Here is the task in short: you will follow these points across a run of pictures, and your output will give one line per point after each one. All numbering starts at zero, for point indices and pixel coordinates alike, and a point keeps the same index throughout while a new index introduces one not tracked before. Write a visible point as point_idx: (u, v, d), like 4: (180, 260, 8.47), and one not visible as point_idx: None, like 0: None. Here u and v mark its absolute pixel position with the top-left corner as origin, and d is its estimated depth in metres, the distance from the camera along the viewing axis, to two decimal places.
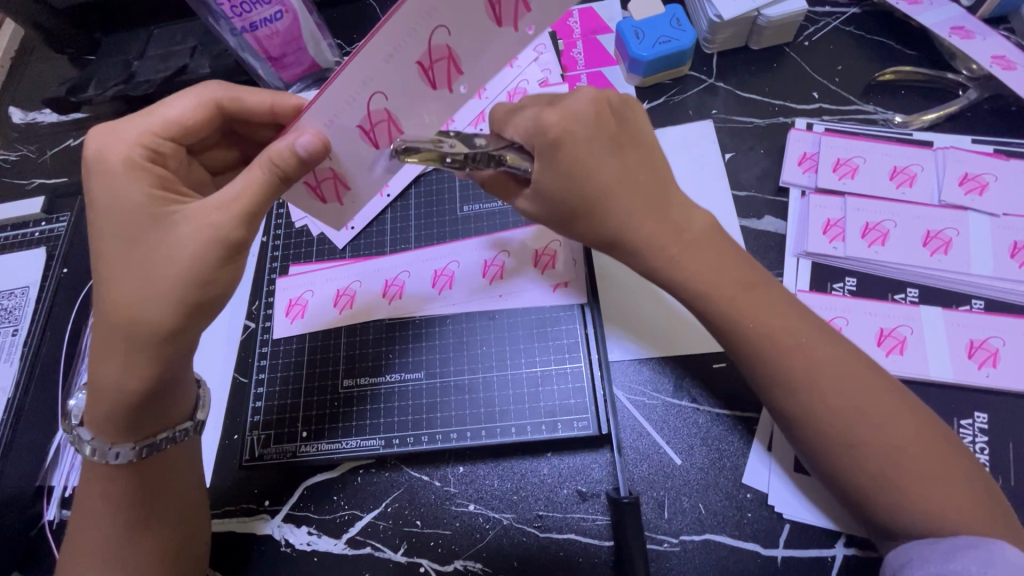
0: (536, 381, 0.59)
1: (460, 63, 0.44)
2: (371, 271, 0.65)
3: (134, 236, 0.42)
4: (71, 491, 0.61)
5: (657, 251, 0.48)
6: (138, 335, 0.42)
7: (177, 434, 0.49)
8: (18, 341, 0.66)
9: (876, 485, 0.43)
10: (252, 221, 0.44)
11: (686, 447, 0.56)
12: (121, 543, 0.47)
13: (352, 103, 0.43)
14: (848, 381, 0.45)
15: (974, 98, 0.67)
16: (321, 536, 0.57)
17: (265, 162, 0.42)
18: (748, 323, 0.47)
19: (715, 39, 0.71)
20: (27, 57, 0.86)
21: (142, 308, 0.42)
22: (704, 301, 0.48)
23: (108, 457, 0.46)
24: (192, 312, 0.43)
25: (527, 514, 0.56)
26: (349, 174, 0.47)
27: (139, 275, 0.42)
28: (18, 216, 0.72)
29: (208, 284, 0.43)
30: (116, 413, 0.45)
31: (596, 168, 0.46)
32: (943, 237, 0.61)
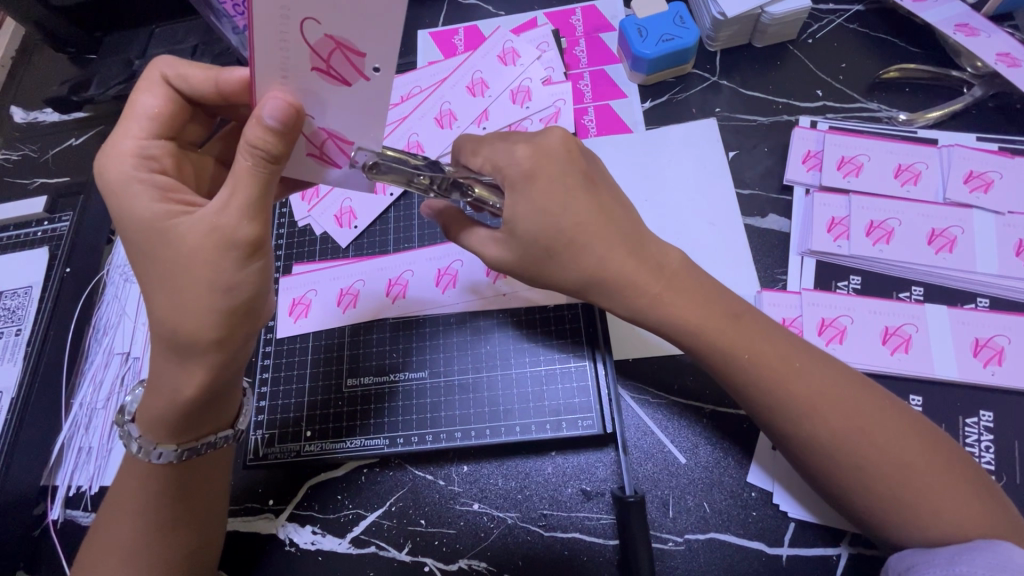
0: (540, 380, 0.59)
1: (354, 44, 0.37)
2: (376, 271, 0.65)
3: (153, 256, 0.43)
4: (76, 491, 0.62)
5: (638, 290, 0.48)
6: (183, 347, 0.43)
7: (221, 439, 0.49)
8: (22, 341, 0.65)
9: (879, 500, 0.43)
10: (260, 214, 0.42)
11: (690, 446, 0.56)
12: (142, 544, 0.47)
13: (292, 53, 0.38)
14: (843, 401, 0.45)
15: (979, 95, 0.67)
16: (325, 535, 0.57)
17: (245, 147, 0.41)
18: (743, 356, 0.46)
19: (719, 37, 0.71)
20: (29, 56, 0.86)
21: (176, 321, 0.42)
22: (699, 338, 0.47)
23: (152, 456, 0.46)
24: (230, 315, 0.43)
25: (532, 513, 0.56)
26: (343, 129, 0.43)
27: (167, 291, 0.42)
28: (20, 216, 0.72)
29: (233, 287, 0.42)
30: (164, 416, 0.45)
31: (569, 208, 0.47)
32: (948, 235, 0.60)
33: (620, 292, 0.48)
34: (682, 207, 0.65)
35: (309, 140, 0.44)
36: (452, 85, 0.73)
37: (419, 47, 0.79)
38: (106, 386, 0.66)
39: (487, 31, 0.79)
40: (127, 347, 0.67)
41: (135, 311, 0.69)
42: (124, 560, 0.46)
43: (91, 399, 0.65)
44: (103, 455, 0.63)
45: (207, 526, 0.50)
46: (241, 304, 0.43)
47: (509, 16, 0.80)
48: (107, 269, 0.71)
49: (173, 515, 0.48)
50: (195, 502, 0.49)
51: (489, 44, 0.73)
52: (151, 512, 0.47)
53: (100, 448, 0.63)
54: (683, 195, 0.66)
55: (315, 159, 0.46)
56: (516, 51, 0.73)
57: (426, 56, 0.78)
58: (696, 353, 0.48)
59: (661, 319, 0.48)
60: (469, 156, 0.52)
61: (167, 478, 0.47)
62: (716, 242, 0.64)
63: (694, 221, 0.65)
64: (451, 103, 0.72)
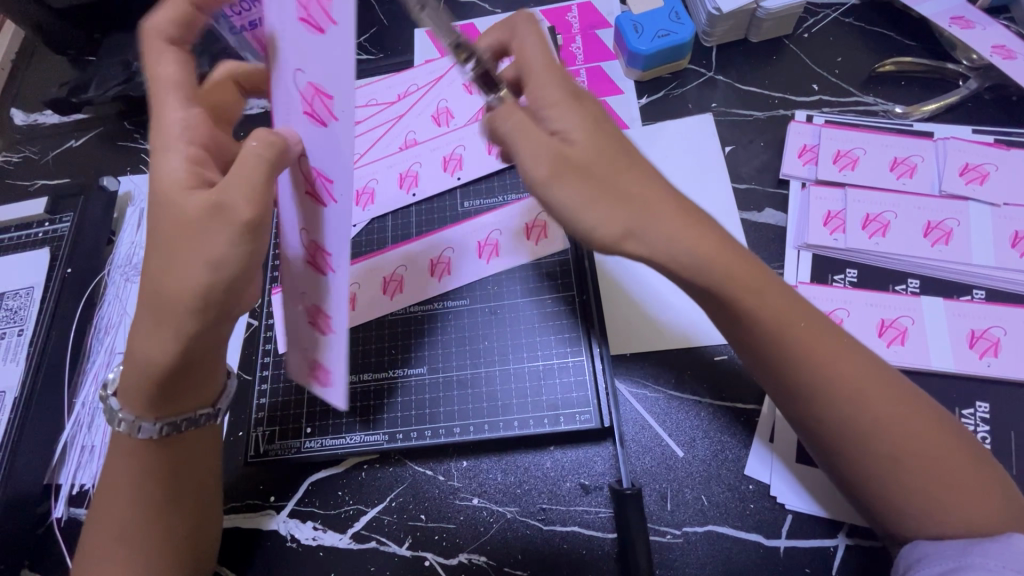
0: (537, 375, 0.59)
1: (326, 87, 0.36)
2: (295, 291, 0.45)
3: (156, 221, 0.42)
4: (80, 488, 0.63)
5: (697, 243, 0.40)
6: (164, 308, 0.41)
7: (201, 415, 0.49)
8: (24, 341, 0.65)
9: (901, 490, 0.42)
10: (264, 199, 0.42)
11: (688, 439, 0.57)
12: (133, 526, 0.47)
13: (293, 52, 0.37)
14: (881, 389, 0.42)
15: (974, 87, 0.67)
16: (326, 530, 0.57)
17: (259, 130, 0.40)
18: (793, 329, 0.42)
19: (714, 32, 0.71)
20: (29, 58, 0.87)
21: (164, 283, 0.41)
22: (760, 300, 0.42)
23: (134, 430, 0.47)
24: (211, 292, 0.41)
25: (531, 507, 0.56)
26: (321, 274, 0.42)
27: (163, 255, 0.41)
28: (21, 217, 0.72)
29: (222, 264, 0.41)
30: (142, 387, 0.45)
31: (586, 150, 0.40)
32: (944, 228, 0.61)
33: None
34: None
35: (310, 240, 0.42)
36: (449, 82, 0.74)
37: (416, 45, 0.79)
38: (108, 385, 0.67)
39: (483, 29, 0.79)
40: None
41: (134, 310, 0.71)
42: (120, 544, 0.47)
43: (93, 397, 0.66)
44: (104, 453, 0.63)
45: (195, 518, 0.51)
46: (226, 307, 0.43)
47: (506, 14, 0.80)
48: (108, 269, 0.73)
49: (149, 502, 0.48)
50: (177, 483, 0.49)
51: None
52: (144, 499, 0.47)
53: (100, 446, 0.64)
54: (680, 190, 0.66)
55: (309, 199, 0.41)
56: None
57: (423, 54, 0.78)
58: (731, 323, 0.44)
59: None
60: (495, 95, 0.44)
61: (146, 458, 0.47)
62: None
63: None
64: (450, 101, 0.73)
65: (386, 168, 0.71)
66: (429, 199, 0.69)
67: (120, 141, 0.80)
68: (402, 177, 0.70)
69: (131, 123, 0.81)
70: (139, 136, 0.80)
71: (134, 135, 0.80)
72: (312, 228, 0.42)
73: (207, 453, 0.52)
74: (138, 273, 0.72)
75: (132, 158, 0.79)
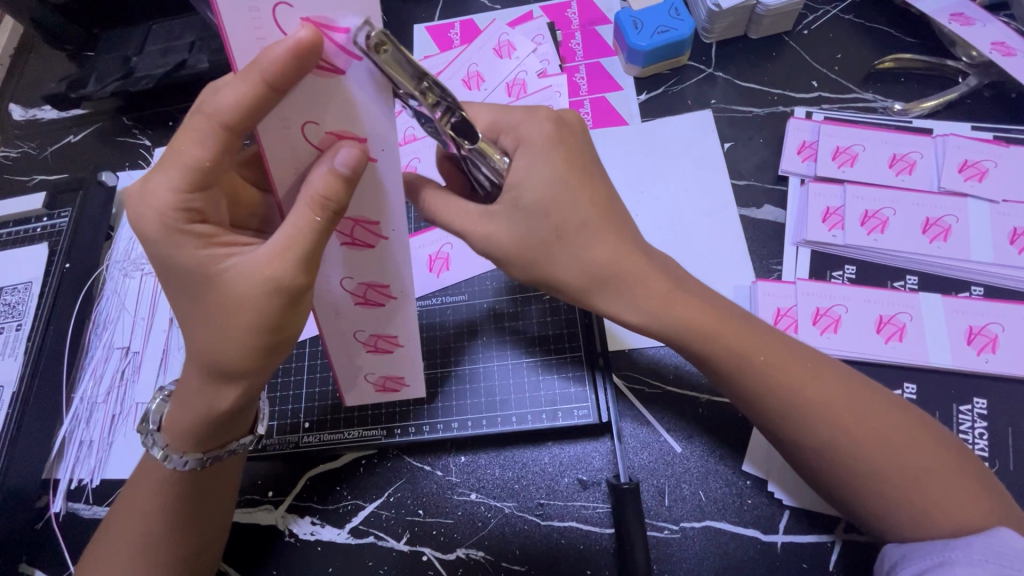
0: (535, 371, 0.59)
1: (368, 218, 0.44)
2: (346, 332, 0.52)
3: (201, 294, 0.41)
4: (77, 484, 0.63)
5: (647, 291, 0.45)
6: (222, 373, 0.43)
7: (239, 446, 0.49)
8: (23, 336, 0.64)
9: (887, 492, 0.42)
10: (312, 266, 0.41)
11: (685, 434, 0.57)
12: (153, 545, 0.47)
13: (306, 104, 0.38)
14: (856, 397, 0.44)
15: (974, 84, 0.67)
16: (324, 525, 0.57)
17: (312, 199, 0.39)
18: (759, 359, 0.44)
19: (714, 28, 0.71)
20: (28, 53, 0.86)
21: (220, 352, 0.42)
22: (713, 343, 0.44)
23: (175, 464, 0.47)
24: (269, 349, 0.43)
25: (529, 503, 0.56)
26: (392, 305, 0.50)
27: (212, 326, 0.41)
28: (19, 213, 0.72)
29: (280, 329, 0.42)
30: (192, 427, 0.46)
31: (554, 174, 0.43)
32: (942, 224, 0.61)
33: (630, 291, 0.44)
34: (680, 197, 0.66)
35: (357, 284, 0.48)
36: (448, 77, 0.73)
37: (416, 41, 0.79)
38: (106, 380, 0.67)
39: (484, 25, 0.79)
40: (127, 342, 0.68)
41: (134, 305, 0.70)
42: (134, 559, 0.47)
43: (92, 393, 0.66)
44: (103, 448, 0.64)
45: (204, 527, 0.50)
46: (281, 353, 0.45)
47: (506, 10, 0.80)
48: (107, 264, 0.73)
49: (167, 522, 0.48)
50: (201, 503, 0.49)
51: (485, 37, 0.74)
52: (158, 515, 0.48)
53: (99, 441, 0.64)
54: (679, 187, 0.66)
55: (348, 247, 0.46)
56: (512, 44, 0.73)
57: (422, 50, 0.78)
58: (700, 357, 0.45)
59: (664, 326, 0.45)
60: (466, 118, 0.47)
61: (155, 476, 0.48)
62: (712, 233, 0.64)
63: (689, 212, 0.65)
64: None
65: None
66: None
67: (119, 137, 0.80)
68: None
69: (130, 119, 0.81)
70: (137, 132, 0.80)
71: (133, 130, 0.80)
72: (360, 272, 0.48)
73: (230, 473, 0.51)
74: (138, 269, 0.72)
75: (131, 154, 0.79)
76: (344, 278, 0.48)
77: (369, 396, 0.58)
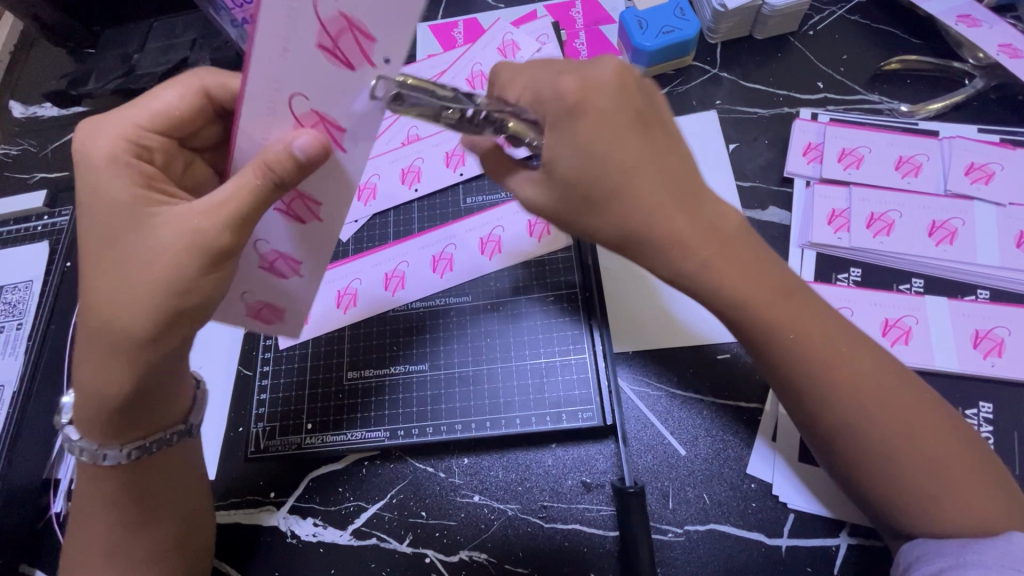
0: (540, 372, 0.59)
1: (330, 142, 0.40)
2: (233, 290, 0.49)
3: (114, 239, 0.41)
4: (78, 484, 0.61)
5: (689, 257, 0.42)
6: (122, 346, 0.41)
7: (171, 436, 0.48)
8: (23, 335, 0.65)
9: (902, 477, 0.42)
10: (240, 229, 0.41)
11: (690, 437, 0.56)
12: (121, 542, 0.47)
13: (288, 92, 0.37)
14: (889, 389, 0.43)
15: (980, 87, 0.66)
16: (327, 527, 0.57)
17: (259, 165, 0.39)
18: (788, 339, 0.43)
19: (719, 29, 0.71)
20: (28, 49, 0.86)
21: (119, 312, 0.40)
22: (741, 310, 0.43)
23: (98, 458, 0.46)
24: (174, 318, 0.41)
25: (532, 505, 0.56)
26: (308, 231, 0.45)
27: (118, 279, 0.40)
28: (20, 211, 0.72)
29: (188, 292, 0.41)
30: (98, 414, 0.44)
31: (604, 136, 0.41)
32: (949, 227, 0.60)
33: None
34: None
35: (270, 249, 0.46)
36: (451, 77, 0.72)
37: (419, 40, 0.79)
38: None
39: (487, 24, 0.78)
40: None
41: None
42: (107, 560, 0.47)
43: None
44: None
45: (178, 521, 0.50)
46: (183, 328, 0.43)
47: (509, 9, 0.79)
48: None
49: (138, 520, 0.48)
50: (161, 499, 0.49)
51: (489, 36, 0.73)
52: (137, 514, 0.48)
53: None
54: None
55: (281, 216, 0.45)
56: (516, 43, 0.73)
57: (425, 49, 0.78)
58: (740, 324, 0.44)
59: (707, 291, 0.43)
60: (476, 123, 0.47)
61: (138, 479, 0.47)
62: None
63: None
64: None
65: (387, 163, 0.71)
66: (431, 195, 0.69)
67: None
68: (405, 173, 0.70)
69: None
70: None
71: None
72: (281, 241, 0.46)
73: (191, 462, 0.52)
74: None
75: None
76: (258, 239, 0.46)
77: (241, 321, 0.51)
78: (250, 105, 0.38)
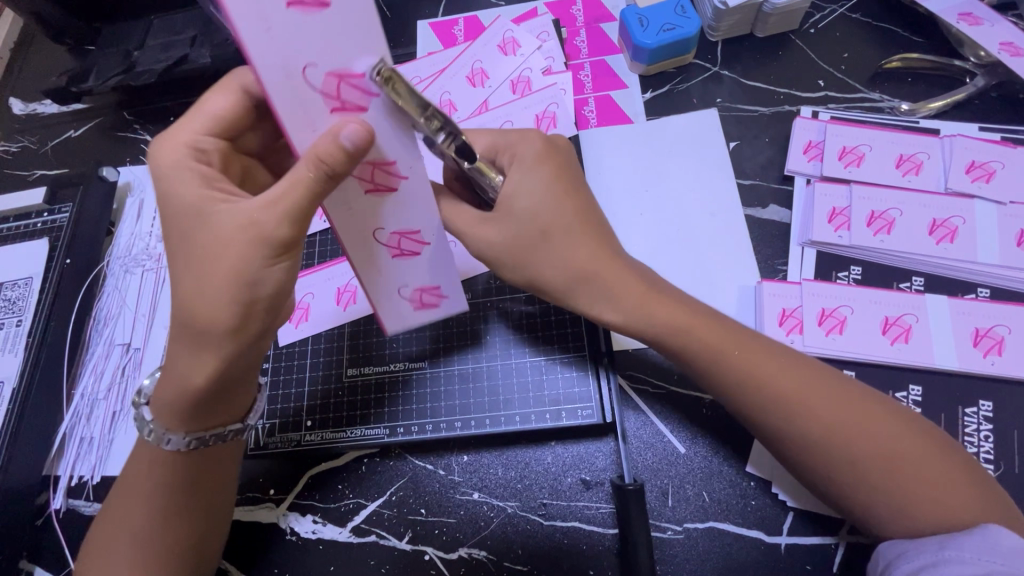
0: (540, 370, 0.59)
1: (383, 157, 0.40)
2: (389, 288, 0.47)
3: (189, 233, 0.41)
4: (78, 480, 0.62)
5: (622, 290, 0.46)
6: (199, 334, 0.42)
7: (230, 431, 0.48)
8: (23, 332, 0.64)
9: (875, 484, 0.42)
10: (303, 221, 0.41)
11: (689, 435, 0.56)
12: (150, 533, 0.47)
13: (310, 109, 0.37)
14: (841, 401, 0.44)
15: (981, 85, 0.66)
16: (326, 524, 0.57)
17: (309, 158, 0.37)
18: (729, 362, 0.45)
19: (720, 26, 0.71)
20: (28, 45, 0.86)
21: (199, 303, 0.41)
22: (687, 339, 0.46)
23: (162, 441, 0.46)
24: (249, 308, 0.42)
25: (532, 502, 0.56)
26: (438, 250, 0.47)
27: (195, 271, 0.41)
28: (20, 207, 0.72)
29: (258, 283, 0.41)
30: (173, 404, 0.45)
31: (552, 187, 0.46)
32: (949, 226, 0.60)
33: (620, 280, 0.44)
34: (686, 196, 0.65)
35: (411, 289, 0.48)
36: (451, 75, 0.72)
37: (419, 38, 0.78)
38: (107, 377, 0.66)
39: (487, 22, 0.78)
40: (127, 338, 0.68)
41: (135, 304, 0.70)
42: (128, 550, 0.47)
43: (92, 389, 0.66)
44: (104, 444, 0.63)
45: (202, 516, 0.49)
46: (261, 319, 0.43)
47: (509, 6, 0.79)
48: (106, 261, 0.73)
49: (155, 517, 0.47)
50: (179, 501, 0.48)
51: (489, 33, 0.73)
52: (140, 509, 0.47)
53: (101, 437, 0.63)
54: (684, 186, 0.66)
55: (375, 195, 0.42)
56: (517, 40, 0.72)
57: (425, 47, 0.77)
58: (678, 350, 0.47)
59: (643, 322, 0.47)
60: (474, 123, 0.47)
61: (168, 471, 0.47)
62: (719, 231, 0.63)
63: (693, 211, 0.65)
64: (451, 93, 0.72)
65: None
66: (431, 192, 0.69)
67: (119, 132, 0.80)
68: None
69: (131, 114, 0.80)
70: (138, 127, 0.80)
71: (133, 125, 0.80)
72: (411, 278, 0.48)
73: (235, 456, 0.51)
74: (138, 266, 0.72)
75: (131, 148, 0.79)
76: (375, 226, 0.43)
77: (414, 318, 0.50)
78: (290, 115, 0.37)
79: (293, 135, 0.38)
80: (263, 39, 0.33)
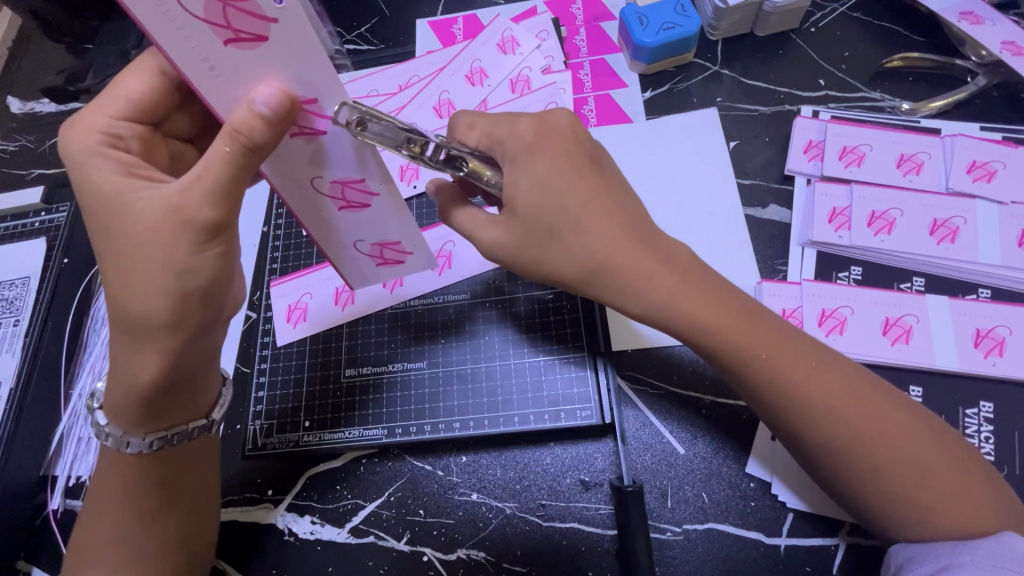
0: (538, 370, 0.59)
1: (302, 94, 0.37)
2: (345, 241, 0.49)
3: (113, 226, 0.41)
4: (76, 481, 0.61)
5: (652, 284, 0.43)
6: (138, 328, 0.41)
7: (195, 429, 0.48)
8: (20, 331, 0.65)
9: (888, 486, 0.42)
10: (229, 200, 0.40)
11: (688, 436, 0.56)
12: (128, 536, 0.47)
13: (202, 42, 0.34)
14: (863, 400, 0.43)
15: (983, 84, 0.66)
16: (325, 525, 0.57)
17: (226, 131, 0.37)
18: (756, 359, 0.43)
19: (720, 25, 0.71)
20: (26, 44, 0.85)
21: (131, 298, 0.40)
22: (719, 337, 0.44)
23: (123, 445, 0.46)
24: (184, 298, 0.41)
25: (531, 503, 0.56)
26: (382, 206, 0.46)
27: (122, 265, 0.40)
28: (18, 207, 0.71)
29: (190, 272, 0.40)
30: (131, 406, 0.44)
31: (565, 171, 0.44)
32: (950, 226, 0.60)
33: (628, 288, 0.44)
34: (685, 196, 0.65)
35: (368, 244, 0.50)
36: (450, 73, 0.72)
37: (418, 36, 0.78)
38: (104, 377, 0.64)
39: (487, 20, 0.78)
40: None
41: None
42: (108, 553, 0.46)
43: (90, 390, 0.64)
44: (100, 445, 0.61)
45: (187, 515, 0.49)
46: (202, 310, 0.42)
47: (509, 5, 0.79)
48: None
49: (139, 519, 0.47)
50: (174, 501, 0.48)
51: (488, 32, 0.72)
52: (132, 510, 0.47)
53: (97, 438, 0.62)
54: (683, 186, 0.66)
55: (302, 139, 0.40)
56: (516, 39, 0.72)
57: (425, 45, 0.77)
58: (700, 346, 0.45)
59: (668, 320, 0.44)
60: (471, 122, 0.47)
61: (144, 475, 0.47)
62: (718, 231, 0.63)
63: (692, 211, 0.64)
64: (450, 92, 0.71)
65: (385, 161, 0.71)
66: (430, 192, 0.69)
67: None
68: (404, 170, 0.70)
69: None
70: None
71: None
72: (360, 229, 0.48)
73: (209, 455, 0.51)
74: None
75: None
76: (315, 176, 0.42)
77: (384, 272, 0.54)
78: (188, 61, 0.35)
79: (206, 87, 0.36)
80: (162, 19, 0.33)
